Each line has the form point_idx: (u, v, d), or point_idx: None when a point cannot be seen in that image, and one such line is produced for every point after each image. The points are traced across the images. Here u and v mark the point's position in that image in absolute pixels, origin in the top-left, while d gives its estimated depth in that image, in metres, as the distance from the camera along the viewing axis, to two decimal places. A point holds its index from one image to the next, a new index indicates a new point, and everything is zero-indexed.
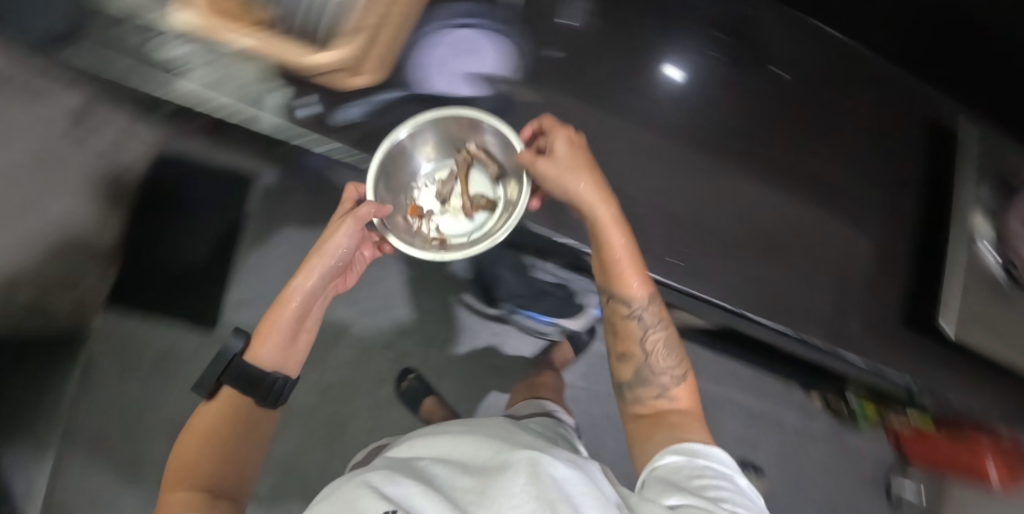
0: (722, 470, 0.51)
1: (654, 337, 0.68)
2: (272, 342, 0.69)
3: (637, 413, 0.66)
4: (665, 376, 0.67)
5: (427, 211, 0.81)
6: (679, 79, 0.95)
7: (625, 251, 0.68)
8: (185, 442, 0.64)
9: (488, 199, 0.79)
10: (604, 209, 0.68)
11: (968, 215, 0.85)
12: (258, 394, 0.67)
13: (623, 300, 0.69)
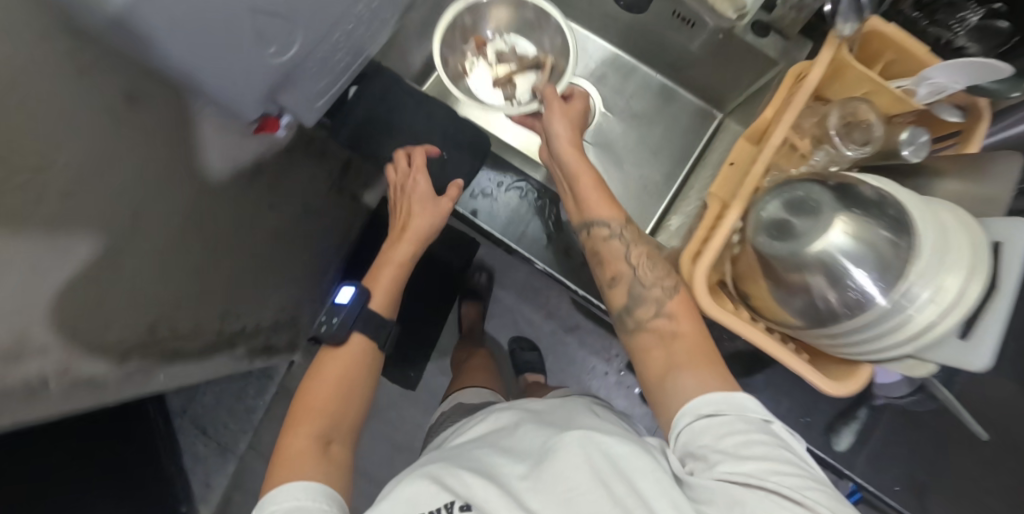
0: (747, 415, 0.48)
1: (637, 252, 0.66)
2: (384, 291, 0.77)
3: (642, 343, 0.61)
4: (659, 288, 0.62)
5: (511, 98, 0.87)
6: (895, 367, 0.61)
7: (581, 165, 0.71)
8: (311, 375, 0.69)
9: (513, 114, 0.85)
10: (588, 187, 0.70)
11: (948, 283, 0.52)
12: (374, 343, 0.73)
13: (599, 221, 0.68)
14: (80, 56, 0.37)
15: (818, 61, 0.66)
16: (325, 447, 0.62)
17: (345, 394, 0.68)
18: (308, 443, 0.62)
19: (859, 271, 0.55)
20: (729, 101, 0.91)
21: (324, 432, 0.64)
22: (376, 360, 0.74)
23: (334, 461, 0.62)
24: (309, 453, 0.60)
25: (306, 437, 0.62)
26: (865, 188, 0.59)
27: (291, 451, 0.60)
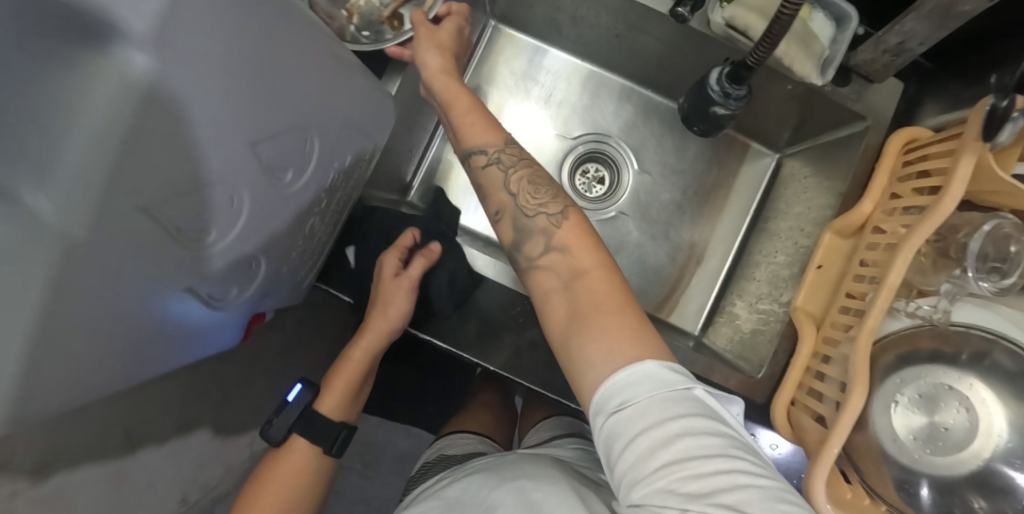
0: (677, 394, 0.34)
1: (516, 175, 0.49)
2: (340, 392, 0.64)
3: (552, 304, 0.42)
4: (543, 216, 0.46)
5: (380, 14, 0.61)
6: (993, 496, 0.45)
7: (452, 85, 0.52)
8: (257, 481, 0.58)
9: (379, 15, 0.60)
10: (461, 105, 0.52)
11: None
12: (322, 438, 0.60)
13: (475, 148, 0.50)
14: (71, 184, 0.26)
15: (959, 180, 0.47)
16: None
17: (296, 506, 0.59)
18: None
19: (1004, 470, 0.44)
20: (786, 142, 0.72)
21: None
22: (332, 458, 0.62)
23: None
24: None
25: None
26: (997, 357, 0.47)
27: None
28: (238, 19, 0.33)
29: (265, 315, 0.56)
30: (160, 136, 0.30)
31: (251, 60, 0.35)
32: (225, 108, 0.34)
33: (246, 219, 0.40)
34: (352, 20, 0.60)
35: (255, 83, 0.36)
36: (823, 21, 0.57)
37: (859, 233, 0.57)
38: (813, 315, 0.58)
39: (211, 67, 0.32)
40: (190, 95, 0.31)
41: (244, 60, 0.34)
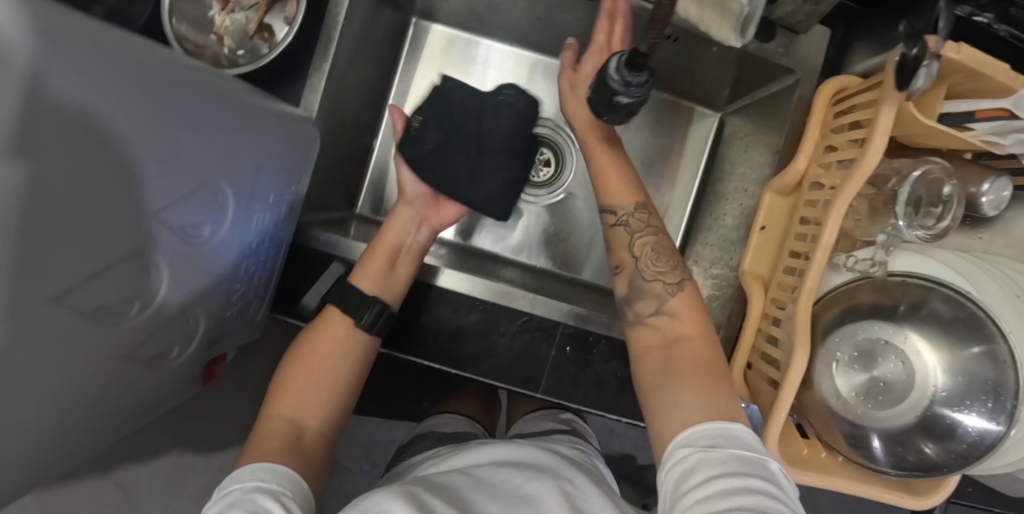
0: (754, 455, 0.40)
1: (643, 241, 0.55)
2: (373, 266, 0.58)
3: (637, 339, 0.52)
4: (659, 282, 0.53)
5: (248, 20, 0.59)
6: (933, 448, 0.46)
7: (597, 147, 0.58)
8: (298, 343, 0.55)
9: (258, 35, 0.60)
10: (612, 171, 0.58)
11: (964, 327, 0.45)
12: (354, 306, 0.55)
13: (610, 208, 0.57)
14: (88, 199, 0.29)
15: (883, 130, 0.46)
16: (299, 438, 0.49)
17: (324, 393, 0.53)
18: (281, 427, 0.49)
19: (944, 411, 0.45)
20: (725, 100, 0.71)
21: (295, 411, 0.51)
22: (374, 338, 0.56)
23: (311, 454, 0.49)
24: (286, 446, 0.47)
25: (276, 418, 0.50)
26: (934, 303, 0.47)
27: (262, 437, 0.48)
28: (138, 101, 0.32)
29: (226, 356, 0.57)
30: (75, 231, 0.30)
31: (156, 138, 0.34)
32: (132, 190, 0.33)
33: (169, 287, 0.41)
34: (223, 42, 0.59)
35: (161, 162, 0.35)
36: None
37: (798, 189, 0.57)
38: (762, 276, 0.58)
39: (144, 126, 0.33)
40: (98, 191, 0.30)
41: (149, 140, 0.34)
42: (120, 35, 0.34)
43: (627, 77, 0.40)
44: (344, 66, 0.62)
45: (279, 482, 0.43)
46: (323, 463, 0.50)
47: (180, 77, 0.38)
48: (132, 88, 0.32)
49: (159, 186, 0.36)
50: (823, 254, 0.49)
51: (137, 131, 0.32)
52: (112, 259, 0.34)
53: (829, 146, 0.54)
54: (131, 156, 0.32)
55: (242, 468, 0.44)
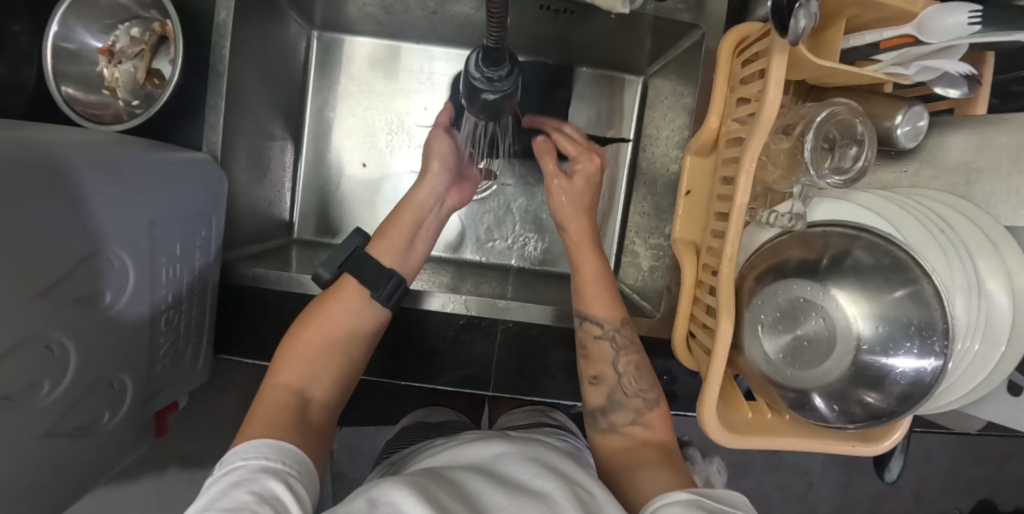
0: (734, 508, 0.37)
1: (627, 359, 0.54)
2: (393, 241, 0.57)
3: (607, 446, 0.51)
4: (639, 399, 0.52)
5: (138, 69, 0.59)
6: (872, 397, 0.45)
7: (588, 256, 0.58)
8: (307, 315, 0.54)
9: (149, 83, 0.59)
10: (591, 271, 0.57)
11: (886, 272, 0.44)
12: (372, 280, 0.55)
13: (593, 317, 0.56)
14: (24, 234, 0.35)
15: (776, 79, 0.43)
16: (305, 407, 0.48)
17: (330, 367, 0.52)
18: (286, 397, 0.48)
19: (872, 360, 0.44)
20: (646, 64, 0.69)
21: (300, 382, 0.50)
22: (385, 311, 0.55)
23: (316, 427, 0.47)
24: (289, 420, 0.45)
25: (281, 388, 0.49)
26: (857, 253, 0.45)
27: (264, 406, 0.46)
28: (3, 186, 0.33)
29: (178, 403, 0.58)
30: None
31: (28, 218, 0.35)
32: (14, 273, 0.34)
33: (81, 357, 0.42)
34: (117, 95, 0.58)
35: (39, 240, 0.36)
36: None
37: (717, 148, 0.55)
38: (694, 242, 0.57)
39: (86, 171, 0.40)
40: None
41: (20, 221, 0.34)
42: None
43: (489, 74, 0.38)
44: (248, 97, 0.61)
45: (285, 461, 0.39)
46: (325, 438, 0.48)
47: (47, 149, 0.38)
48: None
49: (45, 264, 0.37)
50: (739, 217, 0.48)
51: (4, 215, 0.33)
52: (14, 341, 0.35)
53: (738, 100, 0.52)
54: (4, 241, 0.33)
55: (236, 447, 0.40)
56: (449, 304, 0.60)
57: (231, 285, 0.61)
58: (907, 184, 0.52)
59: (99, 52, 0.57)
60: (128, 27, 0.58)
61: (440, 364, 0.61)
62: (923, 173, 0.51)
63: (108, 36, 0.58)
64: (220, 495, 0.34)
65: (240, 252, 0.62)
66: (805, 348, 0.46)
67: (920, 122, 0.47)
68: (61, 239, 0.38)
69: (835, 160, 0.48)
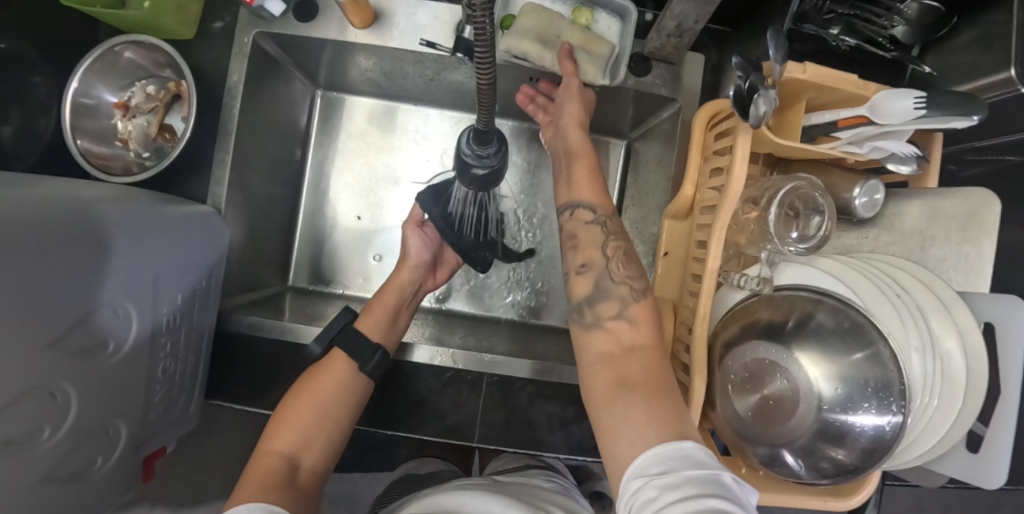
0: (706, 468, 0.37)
1: (615, 258, 0.53)
2: (377, 317, 0.63)
3: (593, 347, 0.49)
4: (627, 287, 0.50)
5: (150, 123, 0.62)
6: (839, 455, 0.47)
7: (581, 144, 0.57)
8: (302, 383, 0.56)
9: (161, 136, 0.62)
10: (585, 162, 0.56)
11: (846, 336, 0.47)
12: (360, 351, 0.58)
13: (582, 203, 0.55)
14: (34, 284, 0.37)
15: (740, 159, 0.48)
16: (293, 474, 0.49)
17: (322, 430, 0.54)
18: (275, 463, 0.49)
19: (835, 417, 0.47)
20: (627, 128, 0.74)
21: (291, 445, 0.52)
22: (370, 383, 0.59)
23: (303, 493, 0.48)
24: (279, 485, 0.47)
25: (273, 454, 0.50)
26: (819, 316, 0.48)
27: (255, 474, 0.48)
28: (17, 251, 0.35)
29: (166, 448, 0.59)
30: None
31: (43, 278, 0.37)
32: (16, 326, 0.36)
33: (79, 405, 0.43)
34: (129, 147, 0.62)
35: (45, 296, 0.38)
36: (607, 23, 0.59)
37: (692, 214, 0.59)
38: (671, 300, 0.60)
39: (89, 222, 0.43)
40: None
41: (33, 281, 0.37)
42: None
43: (479, 151, 0.42)
44: (252, 151, 0.65)
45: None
46: (313, 504, 0.49)
47: (63, 212, 0.41)
48: (10, 239, 0.35)
49: (51, 319, 0.39)
50: (712, 279, 0.51)
51: (18, 276, 0.36)
52: (18, 392, 0.37)
53: (711, 170, 0.56)
54: (14, 301, 0.35)
55: (232, 509, 0.42)
56: (436, 357, 0.62)
57: (225, 332, 0.63)
58: (867, 249, 0.55)
59: (114, 106, 0.61)
60: (144, 85, 0.62)
61: (425, 414, 0.63)
62: (885, 241, 0.54)
63: (124, 92, 0.61)
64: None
65: (236, 300, 0.65)
66: (775, 411, 0.49)
67: (876, 195, 0.51)
68: (70, 296, 0.40)
69: (800, 228, 0.52)
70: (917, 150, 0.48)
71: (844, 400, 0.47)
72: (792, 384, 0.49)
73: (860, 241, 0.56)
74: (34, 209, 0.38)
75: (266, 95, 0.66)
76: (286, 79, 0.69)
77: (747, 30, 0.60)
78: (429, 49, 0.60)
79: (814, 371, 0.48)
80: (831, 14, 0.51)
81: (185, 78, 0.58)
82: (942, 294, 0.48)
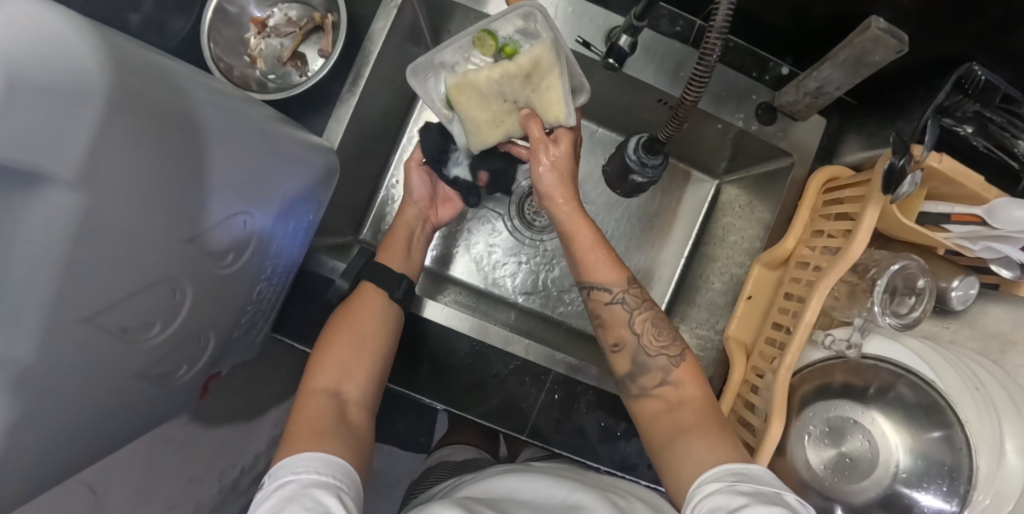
0: (765, 486, 0.40)
1: (642, 317, 0.55)
2: (394, 250, 0.65)
3: (644, 410, 0.53)
4: (664, 355, 0.54)
5: (285, 47, 0.62)
6: None
7: (579, 221, 0.59)
8: (337, 320, 0.57)
9: (292, 62, 0.61)
10: (588, 238, 0.58)
11: (926, 416, 0.49)
12: (387, 281, 0.60)
13: (599, 285, 0.57)
14: (185, 173, 0.37)
15: (865, 228, 0.50)
16: (343, 408, 0.51)
17: (362, 361, 0.55)
18: (323, 401, 0.50)
19: (905, 490, 0.49)
20: (722, 171, 0.76)
21: (335, 384, 0.52)
22: (400, 310, 0.60)
23: (354, 429, 0.49)
24: (330, 427, 0.47)
25: (319, 391, 0.51)
26: (901, 389, 0.51)
27: (306, 413, 0.49)
28: (158, 139, 0.34)
29: (221, 373, 0.57)
30: (89, 263, 0.32)
31: (178, 171, 0.36)
32: (161, 207, 0.36)
33: (191, 306, 0.43)
34: (256, 65, 0.61)
35: (188, 187, 0.37)
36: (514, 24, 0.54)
37: (785, 266, 0.61)
38: (744, 343, 0.62)
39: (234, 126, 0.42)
40: (112, 224, 0.32)
41: (170, 173, 0.36)
42: (154, 66, 0.36)
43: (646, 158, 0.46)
44: (370, 99, 0.65)
45: (336, 476, 0.42)
46: (366, 442, 0.49)
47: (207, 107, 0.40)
48: (154, 125, 0.34)
49: (182, 217, 0.38)
50: (805, 333, 0.53)
51: (156, 159, 0.34)
52: (139, 285, 0.37)
53: (817, 230, 0.59)
54: (148, 191, 0.34)
55: (282, 462, 0.43)
56: (510, 342, 0.62)
57: (304, 270, 0.63)
58: (946, 338, 0.58)
59: (253, 22, 0.60)
60: (286, 9, 0.62)
61: (482, 397, 0.63)
62: (965, 336, 0.57)
63: (267, 11, 0.61)
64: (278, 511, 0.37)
65: (319, 242, 0.64)
66: (850, 465, 0.51)
67: (972, 291, 0.54)
68: (202, 197, 0.39)
69: (895, 304, 0.54)
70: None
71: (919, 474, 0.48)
72: (871, 445, 0.50)
73: (940, 331, 0.58)
74: (178, 97, 0.37)
75: (398, 49, 0.66)
76: (415, 37, 0.69)
77: (878, 110, 0.62)
78: (582, 49, 0.61)
79: (897, 443, 0.50)
80: (971, 114, 0.54)
81: (336, 11, 0.57)
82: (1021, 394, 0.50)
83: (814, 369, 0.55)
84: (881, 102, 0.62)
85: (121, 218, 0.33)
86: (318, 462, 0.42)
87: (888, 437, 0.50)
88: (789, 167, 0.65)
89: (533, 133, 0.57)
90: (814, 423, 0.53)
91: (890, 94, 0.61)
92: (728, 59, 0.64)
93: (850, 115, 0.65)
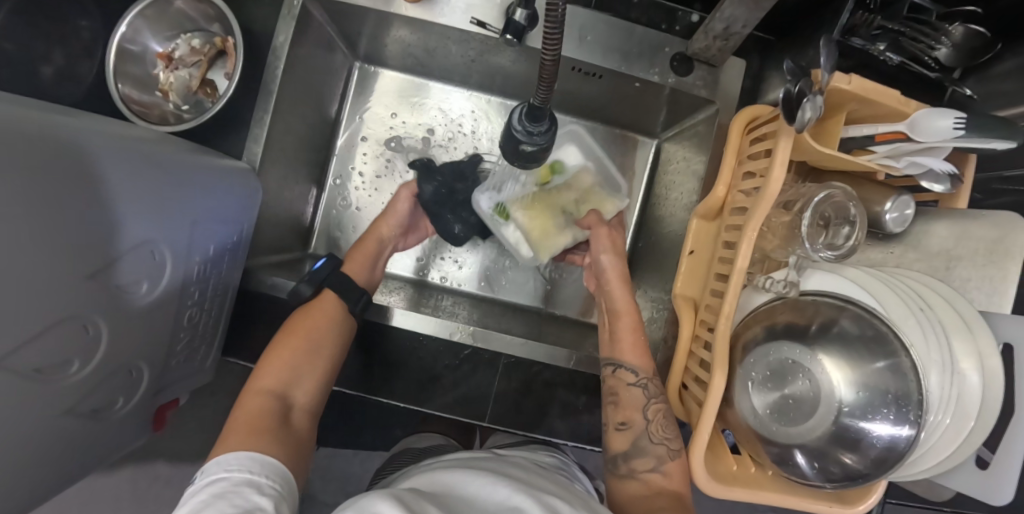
0: None
1: (656, 407, 0.56)
2: (360, 264, 0.65)
3: (626, 492, 0.53)
4: (665, 446, 0.54)
5: (194, 76, 0.63)
6: (850, 459, 0.48)
7: (627, 303, 0.63)
8: (290, 322, 0.57)
9: (207, 92, 0.63)
10: (627, 324, 0.61)
11: (870, 349, 0.47)
12: (348, 293, 0.60)
13: (626, 364, 0.58)
14: (77, 209, 0.37)
15: (779, 162, 0.48)
16: (286, 412, 0.51)
17: (310, 365, 0.55)
18: (267, 402, 0.50)
19: (851, 422, 0.48)
20: (659, 129, 0.75)
21: (282, 387, 0.53)
22: (354, 324, 0.60)
23: (294, 431, 0.50)
24: (271, 427, 0.47)
25: (263, 393, 0.51)
26: (843, 322, 0.49)
27: (247, 412, 0.49)
28: (36, 187, 0.34)
29: (179, 399, 0.60)
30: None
31: (68, 214, 0.37)
32: (56, 243, 0.36)
33: (108, 336, 0.43)
34: (168, 98, 0.62)
35: (82, 219, 0.38)
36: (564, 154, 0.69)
37: (721, 215, 0.60)
38: (692, 298, 0.61)
39: (131, 156, 0.43)
40: (10, 274, 0.33)
41: (64, 215, 0.36)
42: (14, 114, 0.35)
43: (530, 128, 0.44)
44: (289, 115, 0.65)
45: (268, 476, 0.41)
46: (306, 445, 0.50)
47: (84, 143, 0.39)
48: (28, 174, 0.34)
49: (83, 256, 0.39)
50: (740, 278, 0.52)
51: (43, 197, 0.35)
52: (48, 323, 0.37)
53: (746, 173, 0.57)
54: (42, 235, 0.35)
55: (216, 458, 0.42)
56: (455, 334, 0.61)
57: (248, 290, 0.64)
58: (892, 263, 0.56)
59: (158, 56, 0.61)
60: (189, 38, 0.63)
61: (438, 389, 0.63)
62: (907, 257, 0.55)
63: (169, 43, 0.62)
64: (203, 508, 0.36)
65: (259, 261, 0.65)
66: (793, 412, 0.50)
67: (906, 212, 0.52)
68: (98, 234, 0.40)
69: (829, 237, 0.53)
70: (957, 174, 0.49)
71: (861, 406, 0.47)
72: (811, 387, 0.50)
73: (885, 256, 0.57)
74: (63, 135, 0.38)
75: (310, 60, 0.67)
76: (327, 47, 0.69)
77: (793, 42, 0.61)
78: (478, 28, 0.60)
79: (838, 381, 0.49)
80: (879, 30, 0.52)
81: (234, 33, 0.58)
82: (961, 305, 0.48)
83: (761, 314, 0.53)
84: (797, 30, 0.60)
85: (20, 261, 0.34)
86: (255, 461, 0.42)
87: (825, 374, 0.49)
88: (714, 116, 0.64)
89: (591, 224, 0.66)
90: (760, 369, 0.52)
91: (802, 24, 0.60)
92: (637, 15, 0.64)
93: (772, 53, 0.64)
